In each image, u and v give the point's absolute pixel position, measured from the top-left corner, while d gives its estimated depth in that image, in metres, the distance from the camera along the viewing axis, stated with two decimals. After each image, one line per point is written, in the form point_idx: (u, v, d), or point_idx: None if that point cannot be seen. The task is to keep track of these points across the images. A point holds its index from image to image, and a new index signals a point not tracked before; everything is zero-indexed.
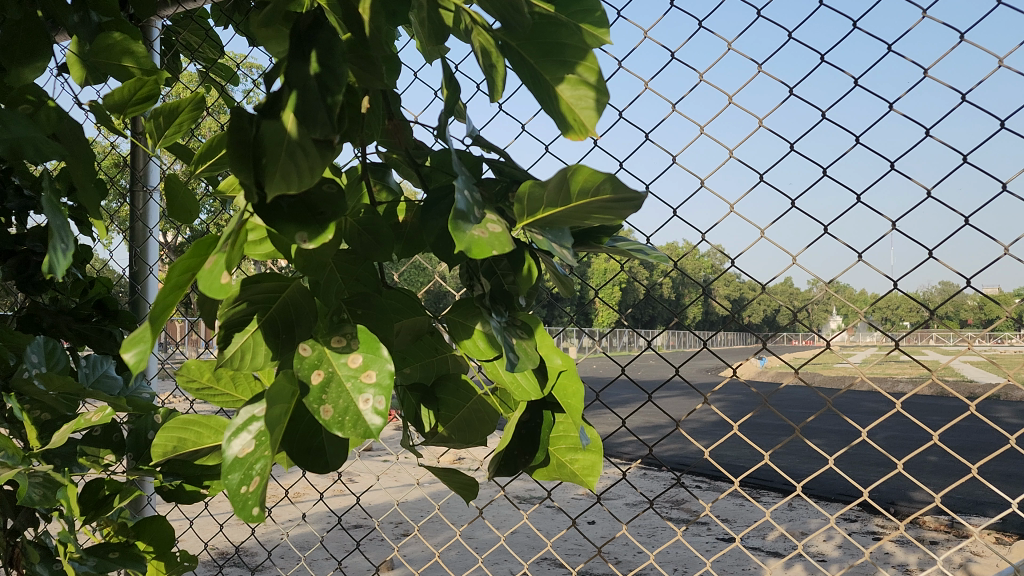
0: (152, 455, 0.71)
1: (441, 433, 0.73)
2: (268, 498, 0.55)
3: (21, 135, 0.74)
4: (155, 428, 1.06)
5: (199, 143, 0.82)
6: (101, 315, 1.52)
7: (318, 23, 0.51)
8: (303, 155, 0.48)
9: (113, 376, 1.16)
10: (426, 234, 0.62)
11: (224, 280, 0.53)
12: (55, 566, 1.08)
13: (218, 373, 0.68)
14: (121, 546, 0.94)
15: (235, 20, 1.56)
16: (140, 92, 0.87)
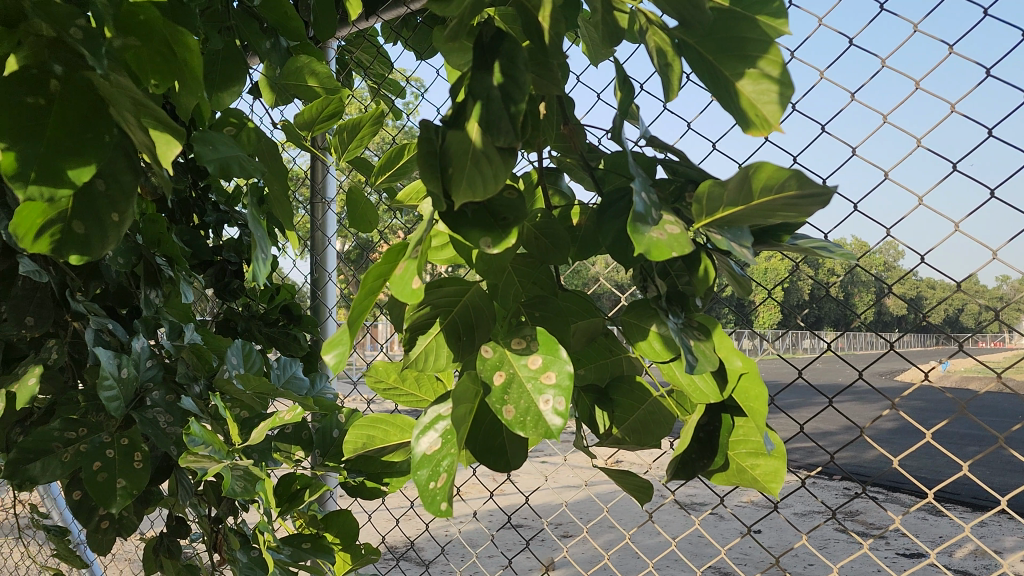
0: (344, 450, 0.75)
1: (616, 435, 0.72)
2: (455, 493, 0.57)
3: (227, 154, 0.77)
4: (339, 426, 1.10)
5: (379, 158, 0.90)
6: (287, 320, 1.64)
7: (500, 34, 0.53)
8: (488, 163, 0.50)
9: (301, 377, 1.23)
10: (602, 238, 0.62)
11: (415, 285, 0.54)
12: (253, 553, 1.17)
13: (403, 374, 0.71)
14: (313, 537, 0.99)
15: (404, 36, 1.64)
16: (327, 109, 0.92)
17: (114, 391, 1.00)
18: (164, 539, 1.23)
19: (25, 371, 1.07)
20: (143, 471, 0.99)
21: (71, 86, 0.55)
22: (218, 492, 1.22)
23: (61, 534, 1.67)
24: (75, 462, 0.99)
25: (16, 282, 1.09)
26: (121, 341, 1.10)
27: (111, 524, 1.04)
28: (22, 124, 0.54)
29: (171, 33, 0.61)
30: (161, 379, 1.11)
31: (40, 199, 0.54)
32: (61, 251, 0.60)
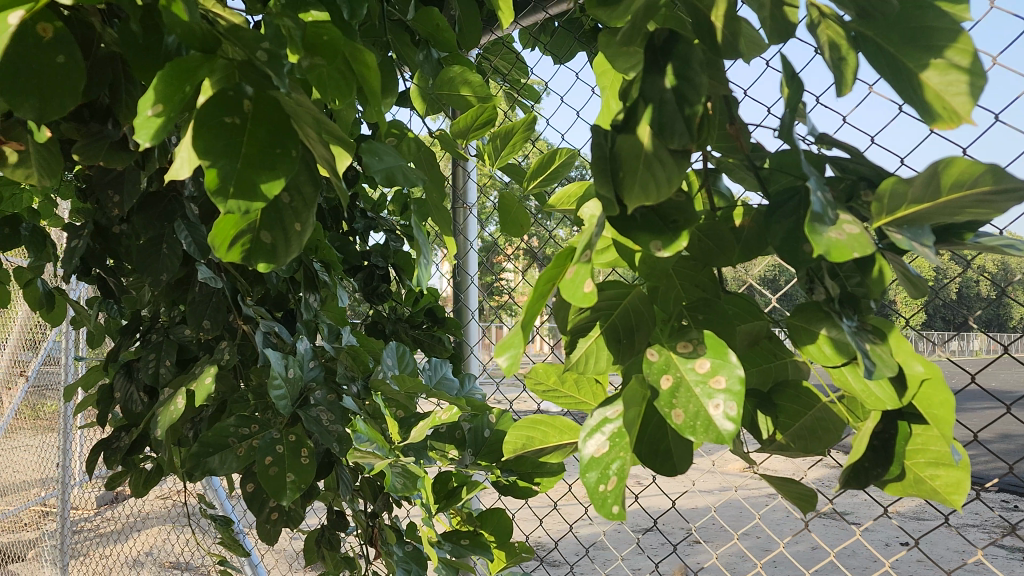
0: (505, 450, 0.77)
1: (780, 441, 0.70)
2: (627, 497, 0.56)
3: (393, 165, 0.80)
4: (490, 427, 1.12)
5: (532, 163, 0.91)
6: (431, 322, 1.70)
7: (673, 36, 0.52)
8: (661, 167, 0.50)
9: (451, 378, 1.26)
10: (770, 238, 0.61)
11: (586, 288, 0.54)
12: (408, 548, 1.24)
13: (563, 377, 0.72)
14: (471, 534, 1.01)
15: (541, 41, 1.66)
16: (480, 117, 0.95)
17: (281, 389, 1.06)
18: (325, 532, 1.30)
19: (201, 371, 1.15)
20: (309, 466, 1.05)
21: (262, 108, 0.59)
22: (373, 489, 1.27)
23: (227, 524, 1.79)
24: (248, 457, 1.06)
25: (194, 288, 1.16)
26: (287, 343, 1.17)
27: (280, 516, 1.11)
28: (221, 143, 0.57)
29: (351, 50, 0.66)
30: (322, 379, 1.17)
31: (238, 212, 0.58)
32: (251, 260, 0.65)
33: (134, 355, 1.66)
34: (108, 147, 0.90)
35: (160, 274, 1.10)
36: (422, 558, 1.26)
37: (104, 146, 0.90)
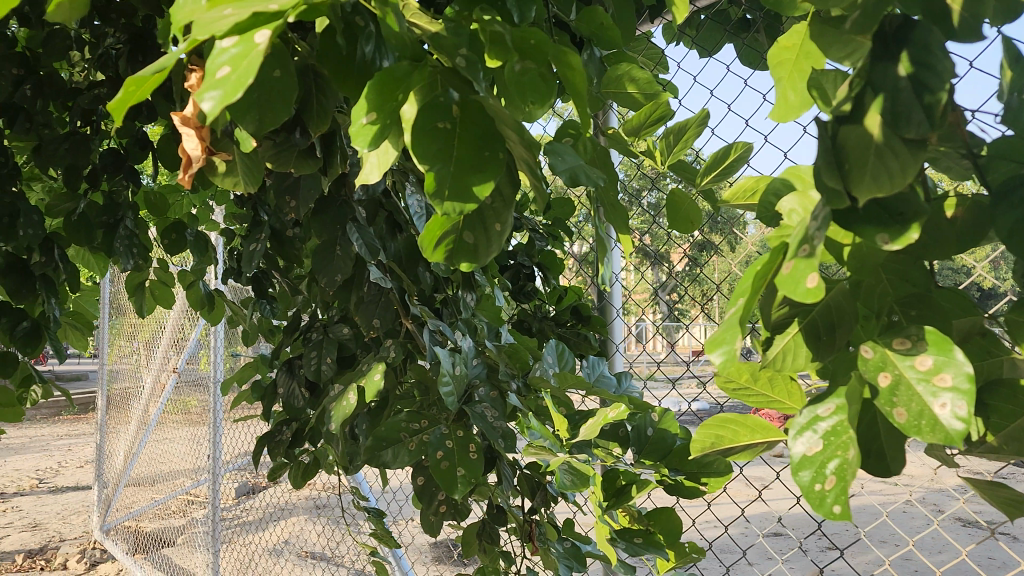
0: (692, 449, 0.76)
1: (990, 443, 0.65)
2: (850, 498, 0.55)
3: (576, 163, 0.79)
4: (654, 425, 1.11)
5: (709, 159, 0.89)
6: (576, 320, 1.71)
7: (908, 22, 0.51)
8: (893, 157, 0.48)
9: (609, 376, 1.26)
10: (996, 230, 0.58)
11: (809, 284, 0.51)
12: (568, 544, 1.26)
13: (757, 375, 0.70)
14: (644, 533, 1.00)
15: (686, 35, 1.65)
16: (653, 114, 0.95)
17: (450, 386, 1.10)
18: (484, 525, 1.33)
19: (370, 367, 1.20)
20: (478, 461, 1.07)
21: (470, 112, 0.61)
22: (532, 484, 1.29)
23: (379, 516, 1.86)
24: (420, 451, 1.09)
25: (364, 288, 1.21)
26: (451, 341, 1.20)
27: (448, 509, 1.14)
28: (436, 147, 0.60)
29: (556, 52, 0.62)
30: (485, 376, 1.20)
31: (452, 214, 0.59)
32: (454, 260, 0.67)
33: (294, 352, 1.75)
34: (297, 154, 0.94)
35: (335, 275, 1.15)
36: (581, 554, 1.26)
37: (293, 154, 0.94)
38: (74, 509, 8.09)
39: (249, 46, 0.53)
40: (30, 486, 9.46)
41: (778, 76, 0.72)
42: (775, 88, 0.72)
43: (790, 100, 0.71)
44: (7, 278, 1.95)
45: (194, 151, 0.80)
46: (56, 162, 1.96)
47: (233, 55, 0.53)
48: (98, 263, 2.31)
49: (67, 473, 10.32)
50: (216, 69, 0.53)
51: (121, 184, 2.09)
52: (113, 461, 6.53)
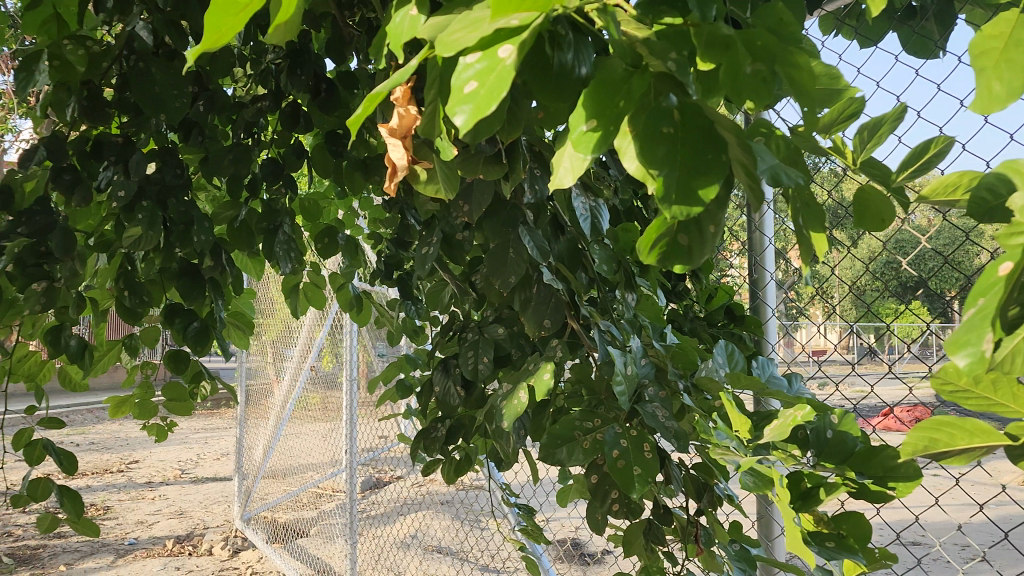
0: (901, 452, 0.74)
1: None
2: None
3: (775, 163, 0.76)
4: (834, 428, 1.09)
5: (910, 155, 0.86)
6: (729, 320, 1.68)
7: None
8: None
9: (780, 377, 1.24)
10: None
11: None
12: (737, 547, 1.28)
13: (978, 378, 0.68)
14: (836, 537, 0.98)
15: (847, 25, 1.59)
16: (846, 110, 0.91)
17: (624, 386, 1.10)
18: (650, 525, 1.33)
19: (539, 367, 1.23)
20: (654, 460, 1.07)
21: (691, 117, 0.62)
22: (698, 485, 1.29)
23: (529, 513, 1.89)
24: (594, 449, 1.11)
25: (533, 288, 1.24)
26: (620, 341, 1.22)
27: (621, 507, 1.15)
28: (661, 151, 0.61)
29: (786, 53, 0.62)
30: (653, 375, 1.20)
31: (680, 218, 0.60)
32: (667, 262, 0.68)
33: (448, 353, 1.80)
34: (483, 160, 0.97)
35: (509, 277, 1.18)
36: (750, 557, 1.27)
37: (480, 159, 0.97)
38: (215, 499, 8.57)
39: (494, 60, 0.55)
40: (173, 476, 10.08)
41: (979, 68, 0.53)
42: (977, 80, 0.53)
43: (996, 93, 0.53)
44: (179, 281, 2.05)
45: (400, 159, 0.85)
46: (223, 173, 2.08)
47: (479, 70, 0.56)
48: (256, 267, 2.43)
49: (206, 464, 10.94)
50: (463, 84, 0.56)
51: (279, 192, 2.20)
52: (251, 454, 6.88)
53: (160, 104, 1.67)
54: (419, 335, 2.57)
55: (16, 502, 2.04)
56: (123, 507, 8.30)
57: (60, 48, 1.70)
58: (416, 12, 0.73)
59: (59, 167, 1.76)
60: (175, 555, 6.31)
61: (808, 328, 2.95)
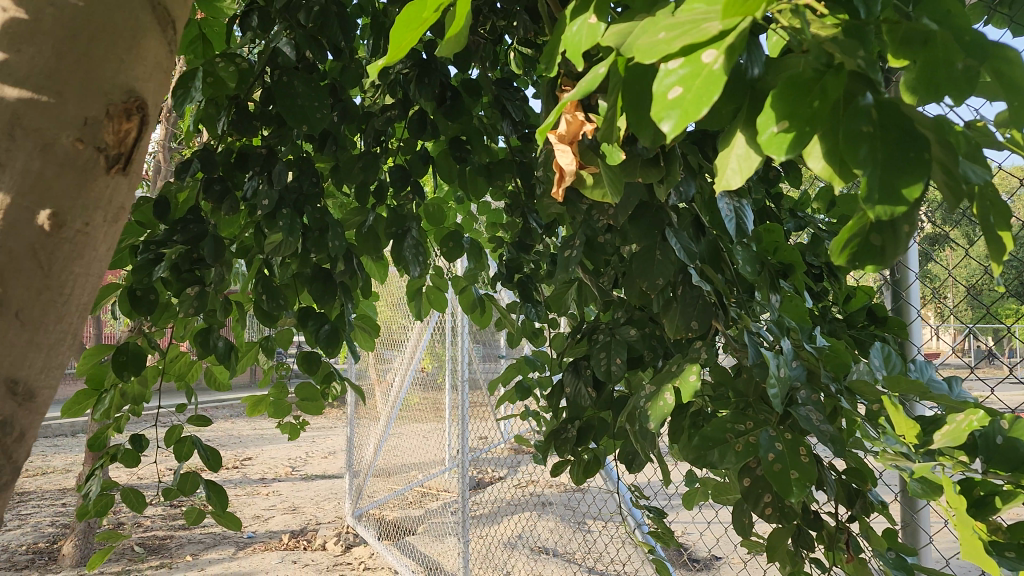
0: None
1: None
2: None
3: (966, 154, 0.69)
4: (1005, 434, 1.04)
5: None
6: (869, 321, 1.63)
7: None
8: None
9: (940, 381, 1.21)
10: None
11: None
12: (894, 555, 1.24)
13: None
14: (1018, 548, 0.94)
15: (998, 13, 1.53)
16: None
17: (779, 389, 1.08)
18: (797, 529, 1.31)
19: (685, 368, 1.22)
20: (811, 464, 1.05)
21: (890, 115, 0.61)
22: (850, 492, 1.25)
23: (660, 515, 1.91)
24: (748, 452, 1.09)
25: (678, 290, 1.24)
26: (770, 342, 1.20)
27: (774, 512, 1.13)
28: (863, 151, 0.60)
29: (997, 51, 0.62)
30: (805, 378, 1.18)
31: (885, 218, 0.59)
32: (859, 262, 0.67)
33: (576, 355, 1.82)
34: (641, 162, 0.97)
35: (656, 278, 1.18)
36: (909, 566, 1.23)
37: (638, 162, 0.97)
38: (325, 496, 8.87)
39: (697, 66, 0.56)
40: (284, 473, 10.48)
41: None
42: None
43: None
44: (313, 285, 2.13)
45: (569, 165, 0.87)
46: (353, 180, 2.16)
47: (683, 75, 0.57)
48: (381, 271, 2.51)
49: (314, 462, 11.33)
50: (666, 90, 0.57)
51: (406, 198, 2.26)
52: (361, 453, 7.08)
53: (303, 116, 1.74)
54: (538, 336, 2.59)
55: (167, 495, 2.17)
56: (240, 501, 8.67)
57: (212, 65, 1.81)
58: (595, 20, 0.73)
59: (209, 178, 1.87)
60: (291, 549, 6.54)
61: (942, 328, 2.82)
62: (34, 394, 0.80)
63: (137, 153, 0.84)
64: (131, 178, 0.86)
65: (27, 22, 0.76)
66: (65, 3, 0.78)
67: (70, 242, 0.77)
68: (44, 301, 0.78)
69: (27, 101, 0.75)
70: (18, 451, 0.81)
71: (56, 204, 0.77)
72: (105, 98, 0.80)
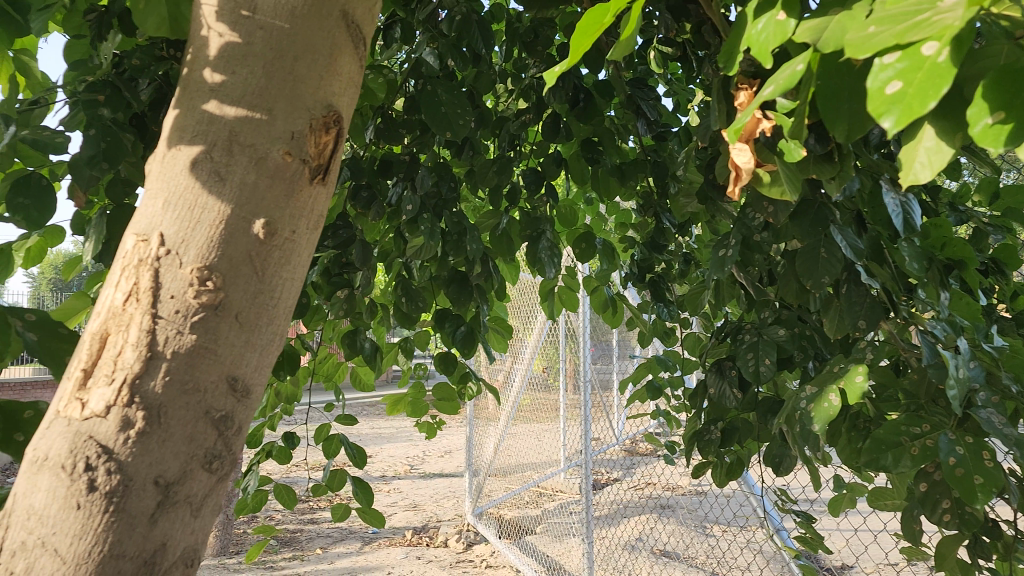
0: None
1: None
2: None
3: None
4: None
5: None
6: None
7: None
8: None
9: None
10: None
11: None
12: None
13: None
14: None
15: None
16: None
17: (958, 391, 1.04)
18: (972, 537, 1.25)
19: (850, 368, 1.19)
20: (997, 469, 1.00)
21: None
22: None
23: (808, 520, 1.90)
24: (926, 456, 1.05)
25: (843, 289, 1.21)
26: (944, 342, 1.17)
27: (953, 518, 1.09)
28: None
29: None
30: (984, 380, 1.12)
31: None
32: None
33: (720, 355, 1.79)
34: (814, 159, 0.95)
35: (822, 277, 1.16)
36: None
37: (811, 160, 0.95)
38: (444, 493, 9.06)
39: (918, 59, 0.54)
40: (404, 470, 10.75)
41: None
42: None
43: None
44: (450, 287, 2.18)
45: (747, 163, 0.86)
46: (488, 184, 2.20)
47: (901, 69, 0.55)
48: (513, 273, 2.55)
49: (432, 460, 11.58)
50: (883, 84, 0.55)
51: (540, 201, 2.29)
52: (480, 453, 7.18)
53: (447, 123, 1.78)
54: (670, 337, 2.57)
55: (316, 491, 2.27)
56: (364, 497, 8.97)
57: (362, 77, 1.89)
58: (784, 16, 0.72)
59: (357, 185, 1.94)
60: (415, 544, 6.72)
61: None
62: (250, 390, 0.80)
63: (335, 165, 0.89)
64: (328, 190, 0.89)
65: (241, 46, 0.83)
66: (272, 25, 0.84)
67: (285, 245, 0.80)
68: (260, 303, 0.80)
69: (243, 118, 0.82)
70: (237, 446, 0.80)
71: (269, 213, 0.81)
72: (308, 113, 0.85)
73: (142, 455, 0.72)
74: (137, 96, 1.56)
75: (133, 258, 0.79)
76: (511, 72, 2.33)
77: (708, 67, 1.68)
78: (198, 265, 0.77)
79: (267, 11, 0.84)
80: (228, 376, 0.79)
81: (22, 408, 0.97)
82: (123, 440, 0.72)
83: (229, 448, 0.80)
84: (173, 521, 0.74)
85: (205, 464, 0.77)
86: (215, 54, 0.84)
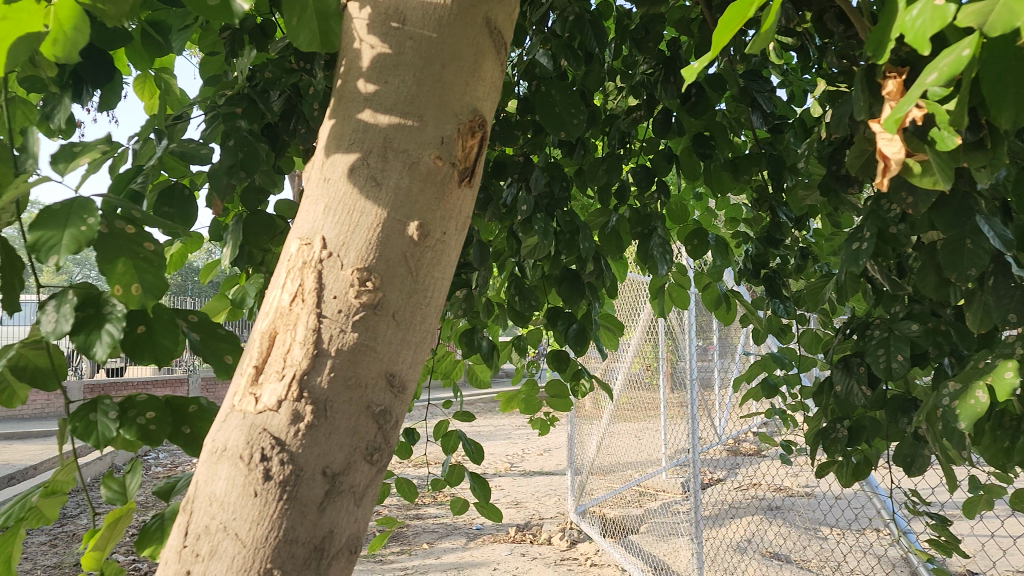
0: None
1: None
2: None
3: None
4: None
5: None
6: None
7: None
8: None
9: None
10: None
11: None
12: None
13: None
14: None
15: None
16: None
17: None
18: None
19: (998, 364, 1.14)
20: None
21: None
22: None
23: (943, 523, 1.81)
24: None
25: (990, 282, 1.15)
26: None
27: None
28: None
29: None
30: None
31: None
32: None
33: (846, 352, 1.74)
34: (965, 148, 0.91)
35: (968, 269, 1.11)
36: None
37: (961, 148, 0.92)
38: (546, 491, 9.11)
39: None
40: (505, 468, 10.86)
41: None
42: None
43: None
44: (563, 286, 2.19)
45: (896, 153, 0.82)
46: (599, 182, 2.20)
47: None
48: (623, 270, 2.54)
49: (533, 458, 11.65)
50: None
51: (651, 198, 2.27)
52: (583, 451, 7.17)
53: (561, 123, 1.79)
54: (786, 333, 2.51)
55: (435, 486, 2.33)
56: None
57: None
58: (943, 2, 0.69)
59: None
60: (519, 541, 6.78)
61: None
62: (406, 386, 0.84)
63: (480, 168, 0.91)
64: (473, 192, 0.92)
65: (392, 56, 0.87)
66: (421, 35, 0.87)
67: (437, 245, 0.83)
68: (415, 301, 0.84)
69: (396, 126, 0.85)
70: (394, 439, 0.84)
71: (422, 215, 0.84)
72: (456, 118, 0.88)
73: (311, 446, 0.77)
74: (270, 106, 1.60)
75: (297, 261, 0.83)
76: (620, 69, 2.33)
77: (830, 56, 1.63)
78: (358, 266, 0.81)
79: (415, 22, 0.87)
80: (386, 372, 0.82)
81: (188, 403, 1.05)
82: (293, 432, 0.77)
83: (387, 441, 0.84)
84: (339, 509, 0.78)
85: (367, 456, 0.80)
86: (368, 65, 0.88)
